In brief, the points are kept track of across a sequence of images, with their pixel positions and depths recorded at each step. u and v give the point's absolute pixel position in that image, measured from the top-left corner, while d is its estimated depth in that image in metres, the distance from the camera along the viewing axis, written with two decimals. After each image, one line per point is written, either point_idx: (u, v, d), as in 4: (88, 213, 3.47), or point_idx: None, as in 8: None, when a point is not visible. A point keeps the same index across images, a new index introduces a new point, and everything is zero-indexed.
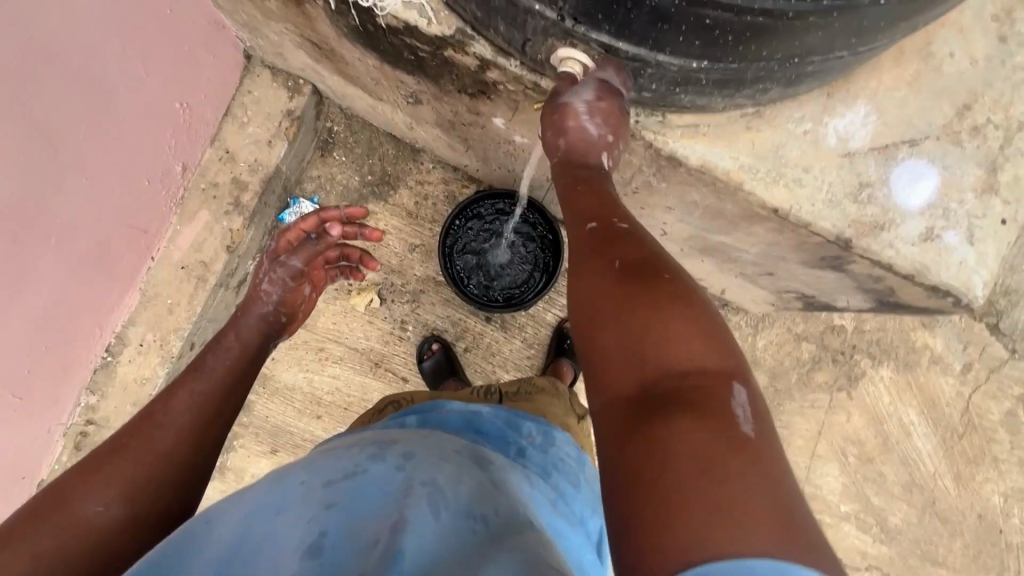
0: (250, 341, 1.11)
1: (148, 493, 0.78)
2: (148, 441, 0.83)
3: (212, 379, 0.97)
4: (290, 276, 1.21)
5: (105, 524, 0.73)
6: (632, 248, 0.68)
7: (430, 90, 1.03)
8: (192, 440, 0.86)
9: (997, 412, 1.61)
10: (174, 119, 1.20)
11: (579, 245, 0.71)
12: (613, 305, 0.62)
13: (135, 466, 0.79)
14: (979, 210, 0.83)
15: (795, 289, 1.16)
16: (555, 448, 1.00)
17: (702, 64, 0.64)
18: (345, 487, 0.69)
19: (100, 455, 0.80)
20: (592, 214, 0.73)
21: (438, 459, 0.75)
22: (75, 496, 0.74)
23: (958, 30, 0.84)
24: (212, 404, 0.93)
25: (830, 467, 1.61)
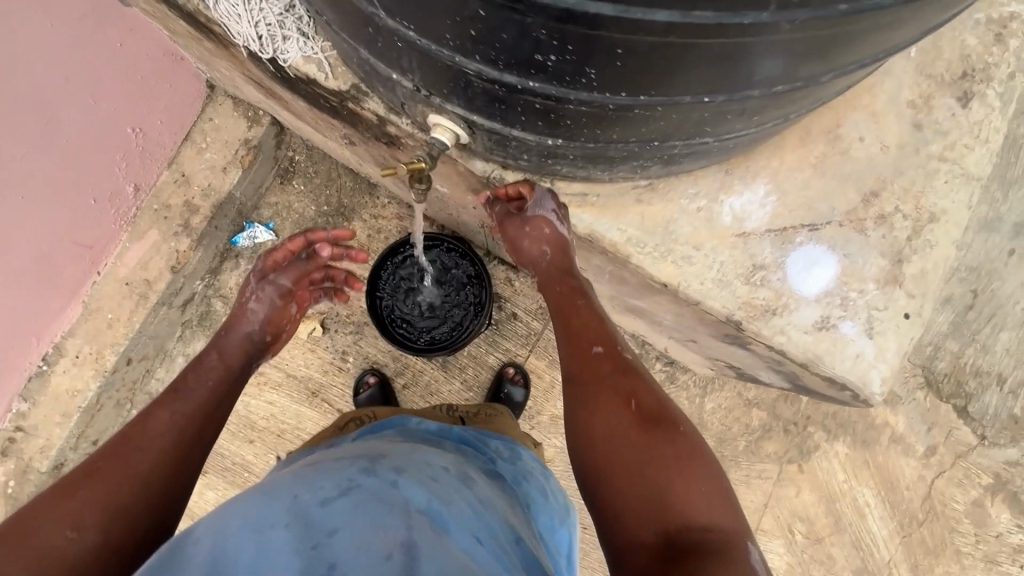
0: (234, 361, 0.97)
1: (128, 517, 0.69)
2: (128, 462, 0.74)
3: (197, 398, 0.87)
4: (281, 296, 1.05)
5: (80, 554, 0.64)
6: (643, 385, 0.78)
7: (356, 134, 1.04)
8: (177, 455, 0.78)
9: (962, 501, 1.52)
10: (125, 143, 1.24)
11: (589, 375, 0.80)
12: (632, 442, 0.72)
13: (113, 487, 0.70)
14: (881, 303, 0.79)
15: (722, 359, 1.11)
16: (523, 462, 1.02)
17: (558, 142, 0.63)
18: (345, 504, 0.66)
19: (75, 477, 0.71)
20: (597, 338, 0.83)
21: (428, 478, 0.76)
22: (45, 524, 0.64)
23: (871, 113, 0.81)
24: (195, 425, 0.83)
25: (774, 543, 1.52)
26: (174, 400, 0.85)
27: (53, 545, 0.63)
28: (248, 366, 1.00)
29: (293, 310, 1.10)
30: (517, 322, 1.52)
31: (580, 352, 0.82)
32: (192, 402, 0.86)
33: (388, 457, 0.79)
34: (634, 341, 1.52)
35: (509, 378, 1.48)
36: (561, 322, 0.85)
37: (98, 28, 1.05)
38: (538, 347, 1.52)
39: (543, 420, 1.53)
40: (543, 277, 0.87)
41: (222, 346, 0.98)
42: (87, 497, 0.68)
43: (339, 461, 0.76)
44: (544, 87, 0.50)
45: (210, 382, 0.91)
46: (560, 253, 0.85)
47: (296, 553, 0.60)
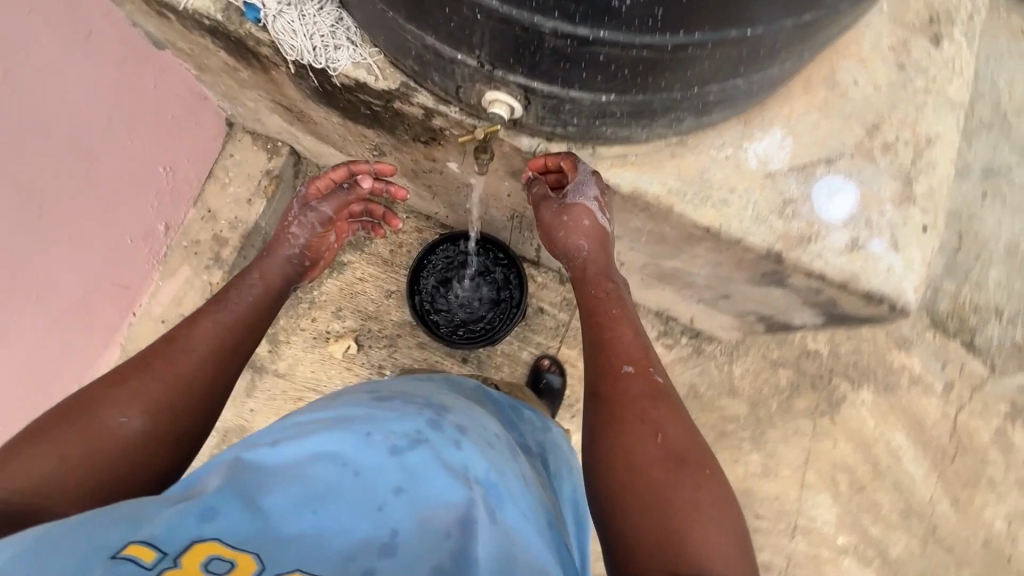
0: (273, 282, 1.02)
1: (171, 411, 0.76)
2: (171, 362, 0.80)
3: (236, 312, 0.91)
4: (320, 224, 1.09)
5: (130, 436, 0.71)
6: (669, 414, 0.78)
7: (390, 141, 1.11)
8: (215, 363, 0.83)
9: (987, 431, 1.60)
10: (158, 183, 1.29)
11: (617, 389, 0.80)
12: (654, 471, 0.71)
13: (160, 383, 0.76)
14: (900, 219, 0.88)
15: (753, 310, 1.19)
16: (552, 433, 1.05)
17: (611, 97, 0.71)
18: (411, 462, 0.68)
19: (128, 369, 0.77)
20: (630, 358, 0.84)
21: (487, 442, 0.78)
22: (102, 406, 0.71)
23: (860, 60, 0.92)
24: (233, 337, 0.88)
25: (822, 497, 1.56)
26: (216, 311, 0.90)
27: (109, 425, 0.70)
28: (284, 287, 1.05)
29: (329, 238, 1.14)
30: (545, 315, 1.56)
31: (609, 365, 0.82)
32: (231, 314, 0.90)
33: (454, 412, 0.81)
34: (659, 319, 1.59)
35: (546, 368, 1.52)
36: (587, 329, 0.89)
37: (133, 72, 1.11)
38: (569, 337, 1.56)
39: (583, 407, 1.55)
40: (579, 274, 0.94)
41: (262, 268, 1.03)
42: (136, 386, 0.75)
43: (409, 404, 0.78)
44: (612, 35, 0.58)
45: (246, 299, 0.95)
46: (599, 245, 0.93)
47: (361, 505, 0.64)
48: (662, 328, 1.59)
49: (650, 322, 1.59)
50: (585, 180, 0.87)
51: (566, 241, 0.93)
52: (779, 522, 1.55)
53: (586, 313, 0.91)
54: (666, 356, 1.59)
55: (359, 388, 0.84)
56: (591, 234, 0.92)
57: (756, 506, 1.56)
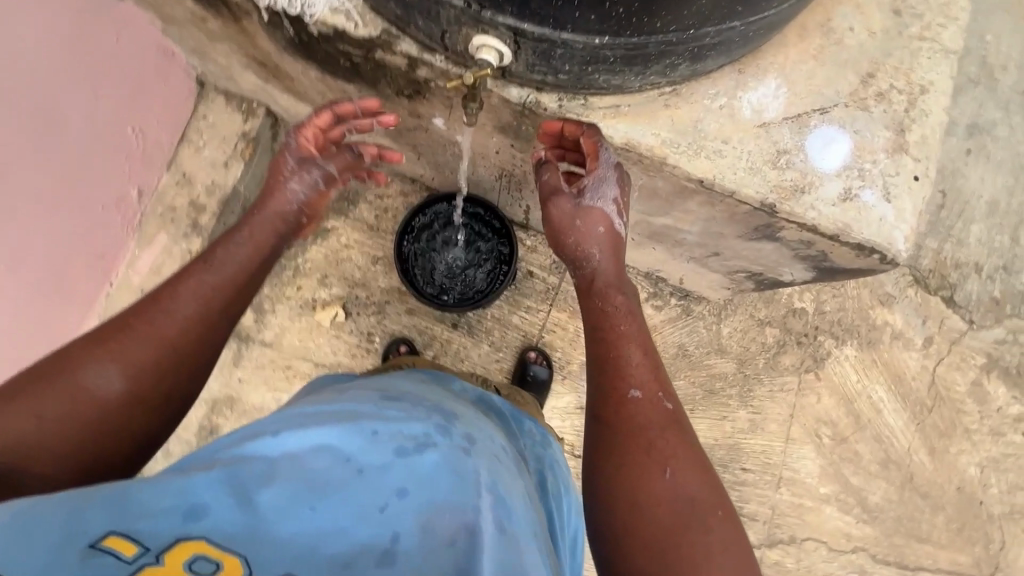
0: (267, 241, 0.88)
1: (152, 375, 0.71)
2: (153, 323, 0.73)
3: (226, 275, 0.81)
4: (322, 180, 0.94)
5: (109, 402, 0.68)
6: (679, 447, 0.75)
7: (372, 96, 1.07)
8: (200, 325, 0.76)
9: (963, 383, 1.65)
10: (128, 146, 1.22)
11: (623, 415, 0.76)
12: (660, 511, 0.70)
13: (139, 346, 0.71)
14: (892, 169, 0.87)
15: (743, 268, 1.19)
16: (550, 449, 1.06)
17: (604, 40, 0.68)
18: (416, 466, 0.64)
19: (109, 327, 0.72)
20: (638, 381, 0.79)
21: (493, 455, 0.74)
22: (78, 365, 0.68)
23: (855, 6, 0.90)
24: (221, 300, 0.79)
25: (805, 450, 1.61)
26: (203, 270, 0.80)
27: (88, 387, 0.67)
28: (277, 247, 0.91)
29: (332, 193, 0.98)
30: (535, 279, 1.55)
31: (613, 387, 0.78)
32: (220, 277, 0.80)
33: (462, 420, 0.78)
34: (648, 280, 1.59)
35: (533, 360, 1.50)
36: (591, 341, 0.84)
37: (95, 24, 1.04)
38: (558, 300, 1.55)
39: (574, 369, 1.55)
40: (587, 283, 0.89)
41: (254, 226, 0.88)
42: (116, 347, 0.70)
43: (416, 411, 0.75)
44: None
45: (236, 260, 0.84)
46: (611, 253, 0.88)
47: (361, 506, 0.59)
48: (651, 289, 1.60)
49: (640, 284, 1.59)
50: (607, 178, 0.86)
51: (578, 248, 0.88)
52: (764, 475, 1.60)
53: (587, 324, 0.87)
54: (656, 317, 1.60)
55: (365, 390, 0.81)
56: (608, 244, 0.88)
57: (742, 461, 1.60)
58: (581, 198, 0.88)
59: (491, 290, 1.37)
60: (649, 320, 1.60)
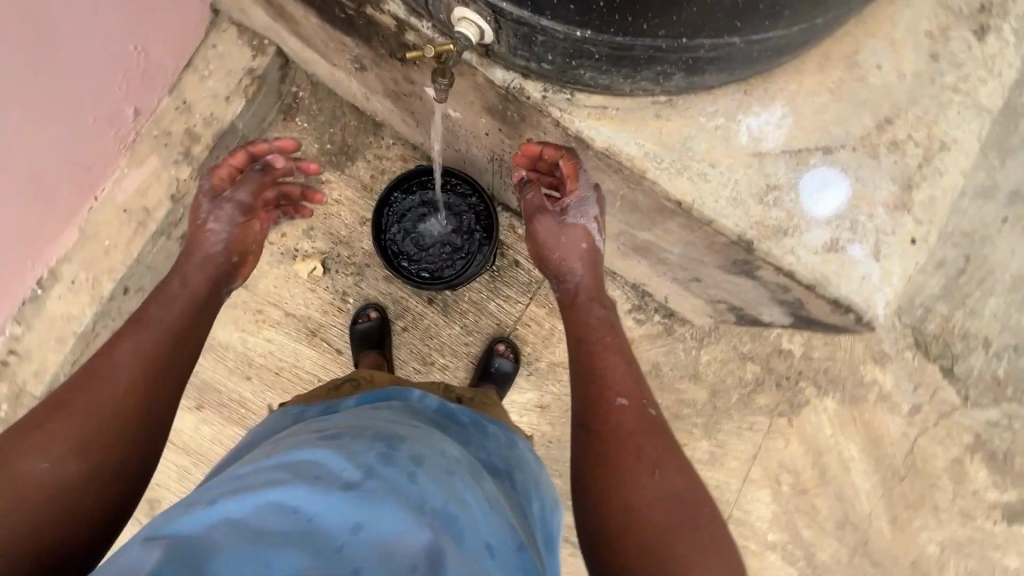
0: (202, 286, 0.91)
1: (101, 445, 0.70)
2: (93, 394, 0.72)
3: (162, 329, 0.81)
4: (241, 211, 1.00)
5: (55, 481, 0.66)
6: (668, 453, 0.76)
7: (369, 54, 1.02)
8: (146, 384, 0.75)
9: (943, 458, 1.57)
10: (131, 64, 1.20)
11: (612, 424, 0.77)
12: (651, 513, 0.70)
13: (80, 421, 0.70)
14: (889, 227, 0.81)
15: (724, 299, 1.13)
16: (518, 448, 0.95)
17: (586, 34, 0.63)
18: (366, 497, 0.62)
19: (42, 411, 0.70)
20: (624, 389, 0.80)
21: (444, 470, 0.71)
22: (17, 454, 0.66)
23: (890, 41, 0.82)
24: (165, 350, 0.79)
25: (761, 493, 1.56)
26: (138, 331, 0.79)
27: (29, 474, 0.65)
28: (214, 290, 0.94)
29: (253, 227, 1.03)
30: (520, 269, 1.51)
31: (601, 395, 0.79)
32: (158, 333, 0.80)
33: (407, 438, 0.75)
34: (634, 292, 1.54)
35: (499, 352, 1.47)
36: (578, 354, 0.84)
37: None
38: (539, 295, 1.51)
39: (542, 367, 1.52)
40: (569, 298, 0.90)
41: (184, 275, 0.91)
42: (55, 428, 0.69)
43: (356, 440, 0.71)
44: None
45: (175, 313, 0.85)
46: (591, 267, 0.90)
47: (316, 550, 0.56)
48: (636, 302, 1.55)
49: (625, 294, 1.54)
50: (587, 201, 0.87)
51: (560, 263, 0.90)
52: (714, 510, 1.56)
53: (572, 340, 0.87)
54: (635, 330, 1.55)
55: (305, 430, 0.76)
56: (588, 261, 0.90)
57: None
58: (562, 216, 0.89)
59: (464, 274, 1.33)
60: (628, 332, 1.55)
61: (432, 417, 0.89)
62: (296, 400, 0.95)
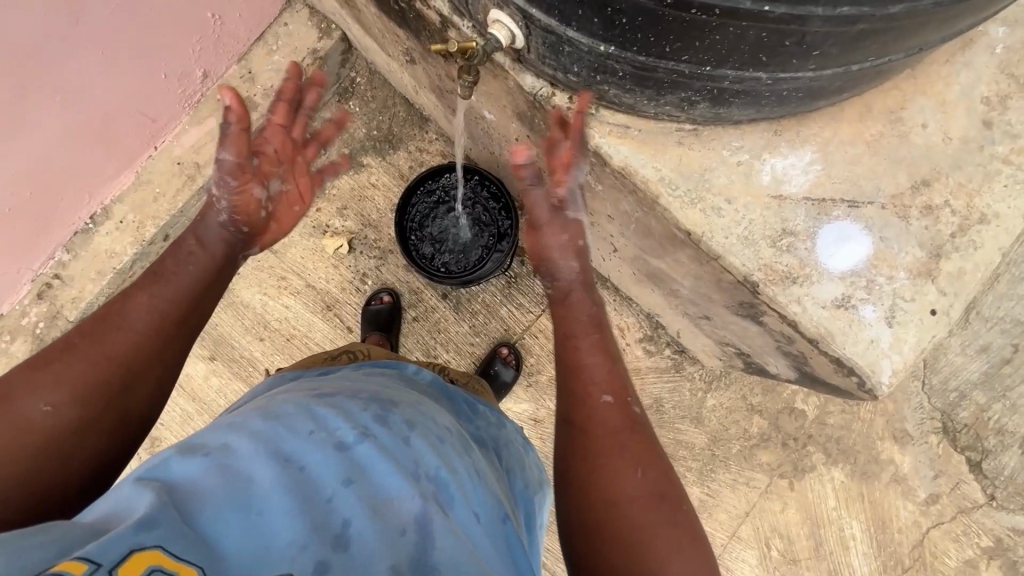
0: (218, 251, 0.80)
1: (109, 393, 0.65)
2: (103, 341, 0.66)
3: (179, 286, 0.74)
4: (229, 174, 0.80)
5: (53, 426, 0.61)
6: (649, 450, 0.72)
7: (419, 48, 1.06)
8: (162, 337, 0.70)
9: (955, 558, 1.44)
10: (206, 30, 1.28)
11: (593, 426, 0.72)
12: (630, 511, 0.67)
13: (88, 368, 0.64)
14: (909, 293, 0.76)
15: (732, 343, 1.09)
16: (505, 432, 0.94)
17: (610, 50, 0.63)
18: (359, 457, 0.62)
19: (51, 351, 0.65)
20: (610, 386, 0.75)
21: (436, 440, 0.71)
22: (20, 394, 0.61)
23: (940, 102, 0.79)
24: (184, 309, 0.73)
25: (748, 553, 1.48)
26: (152, 285, 0.73)
27: (28, 414, 0.60)
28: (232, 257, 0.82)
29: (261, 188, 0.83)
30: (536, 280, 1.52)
31: (585, 397, 0.74)
32: (176, 289, 0.73)
33: (399, 405, 0.74)
34: (648, 322, 1.52)
35: (502, 357, 1.47)
36: (571, 351, 0.78)
37: None
38: None
39: (542, 380, 1.50)
40: (560, 296, 0.82)
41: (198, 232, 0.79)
42: (61, 371, 0.63)
43: (353, 401, 0.71)
44: None
45: (190, 271, 0.76)
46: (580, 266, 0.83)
47: (307, 499, 0.56)
48: (648, 332, 1.52)
49: (638, 323, 1.52)
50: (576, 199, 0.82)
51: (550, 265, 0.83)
52: None
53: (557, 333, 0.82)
54: (643, 361, 1.52)
55: (301, 388, 0.75)
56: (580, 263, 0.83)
57: None
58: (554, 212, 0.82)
59: (466, 276, 1.34)
60: (635, 361, 1.52)
61: (425, 390, 0.88)
62: (292, 367, 0.94)
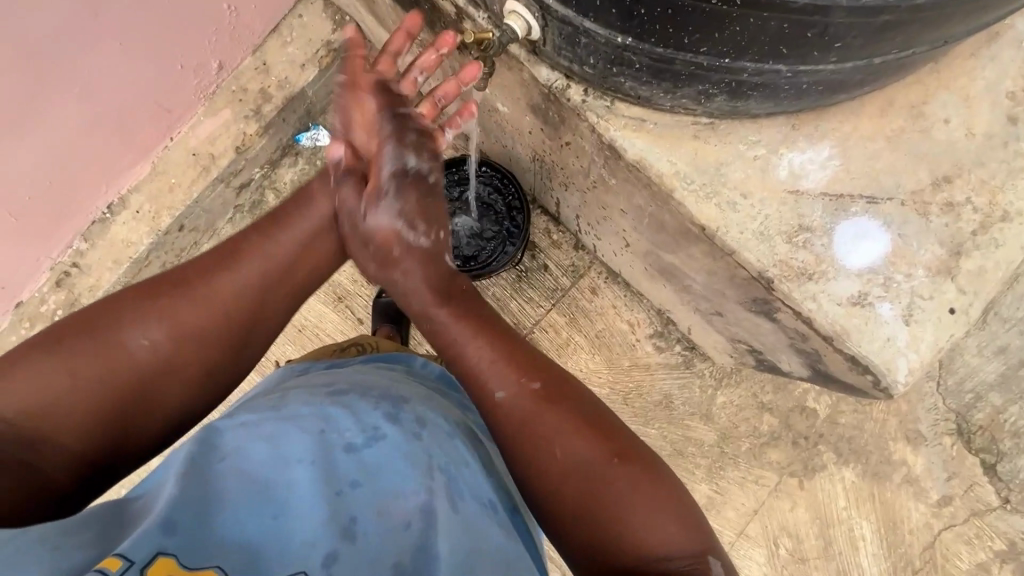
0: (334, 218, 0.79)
1: (197, 343, 0.68)
2: (206, 290, 0.69)
3: (283, 256, 0.74)
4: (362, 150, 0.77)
5: (144, 362, 0.65)
6: (570, 417, 0.67)
7: (433, 40, 1.06)
8: (255, 303, 0.72)
9: (967, 560, 1.43)
10: (221, 21, 1.28)
11: (502, 419, 0.69)
12: (568, 488, 0.64)
13: (190, 312, 0.68)
14: (927, 291, 0.75)
15: (744, 340, 1.08)
16: None
17: (627, 41, 0.63)
18: (368, 457, 0.63)
19: (167, 281, 0.70)
20: (500, 379, 0.70)
21: (445, 434, 0.71)
22: (128, 320, 0.66)
23: (963, 97, 0.77)
24: (278, 281, 0.74)
25: (756, 552, 1.47)
26: (256, 248, 0.74)
27: (129, 343, 0.65)
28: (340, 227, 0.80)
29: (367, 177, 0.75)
30: (547, 274, 1.52)
31: (483, 398, 0.70)
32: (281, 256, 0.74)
33: (410, 401, 0.74)
34: (659, 318, 1.51)
35: None
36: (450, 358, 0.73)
37: None
38: (562, 303, 1.51)
39: None
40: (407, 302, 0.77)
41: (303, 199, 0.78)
42: (167, 306, 0.67)
43: (363, 398, 0.71)
44: None
45: (281, 248, 0.75)
46: (422, 265, 0.75)
47: (322, 493, 0.56)
48: (659, 328, 1.52)
49: (648, 319, 1.52)
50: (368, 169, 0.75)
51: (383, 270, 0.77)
52: None
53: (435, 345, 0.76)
54: (653, 357, 1.51)
55: (312, 384, 0.75)
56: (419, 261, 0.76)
57: None
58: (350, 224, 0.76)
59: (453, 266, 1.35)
60: (645, 358, 1.51)
61: (430, 384, 0.87)
62: (302, 358, 0.95)
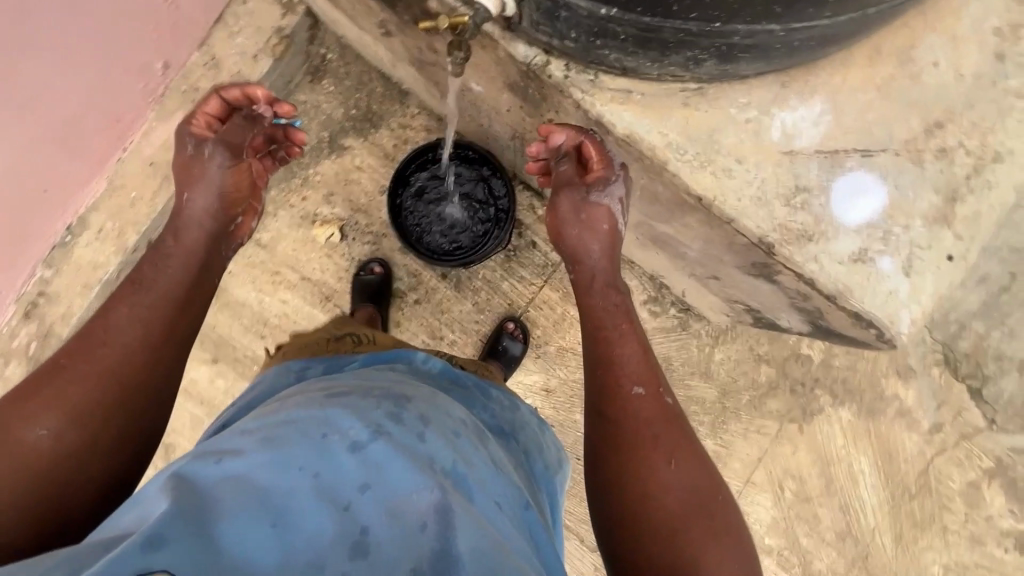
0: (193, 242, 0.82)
1: (98, 411, 0.66)
2: (88, 357, 0.68)
3: (159, 290, 0.75)
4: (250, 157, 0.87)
5: (55, 448, 0.63)
6: (686, 443, 0.72)
7: (395, 19, 0.99)
8: (150, 345, 0.72)
9: (959, 481, 1.50)
10: (162, 17, 1.18)
11: (629, 417, 0.72)
12: (670, 499, 0.68)
13: (73, 386, 0.66)
14: (925, 241, 0.76)
15: (742, 300, 1.08)
16: (519, 414, 0.93)
17: (612, 13, 0.59)
18: (374, 456, 0.61)
19: (41, 375, 0.67)
20: (639, 376, 0.75)
21: (450, 432, 0.70)
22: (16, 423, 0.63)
23: (950, 37, 0.76)
24: (166, 315, 0.74)
25: (762, 497, 1.53)
26: (136, 295, 0.74)
27: (29, 442, 0.62)
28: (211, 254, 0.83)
29: (236, 219, 0.87)
30: (536, 251, 1.49)
31: (616, 388, 0.74)
32: (155, 294, 0.75)
33: (413, 399, 0.72)
34: (651, 283, 1.51)
35: (509, 332, 1.46)
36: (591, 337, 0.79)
37: None
38: (554, 278, 1.49)
39: (550, 351, 1.50)
40: (584, 281, 0.82)
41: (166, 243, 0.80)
42: (50, 394, 0.65)
43: (363, 399, 0.69)
44: None
45: (174, 271, 0.78)
46: (608, 250, 0.81)
47: (327, 502, 0.56)
48: (652, 293, 1.52)
49: (641, 284, 1.51)
50: (614, 175, 0.79)
51: (576, 241, 0.81)
52: None
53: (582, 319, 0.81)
54: (649, 322, 1.52)
55: (309, 389, 0.73)
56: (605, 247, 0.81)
57: None
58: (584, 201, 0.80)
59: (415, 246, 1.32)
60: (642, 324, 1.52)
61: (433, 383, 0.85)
62: (297, 355, 0.92)
